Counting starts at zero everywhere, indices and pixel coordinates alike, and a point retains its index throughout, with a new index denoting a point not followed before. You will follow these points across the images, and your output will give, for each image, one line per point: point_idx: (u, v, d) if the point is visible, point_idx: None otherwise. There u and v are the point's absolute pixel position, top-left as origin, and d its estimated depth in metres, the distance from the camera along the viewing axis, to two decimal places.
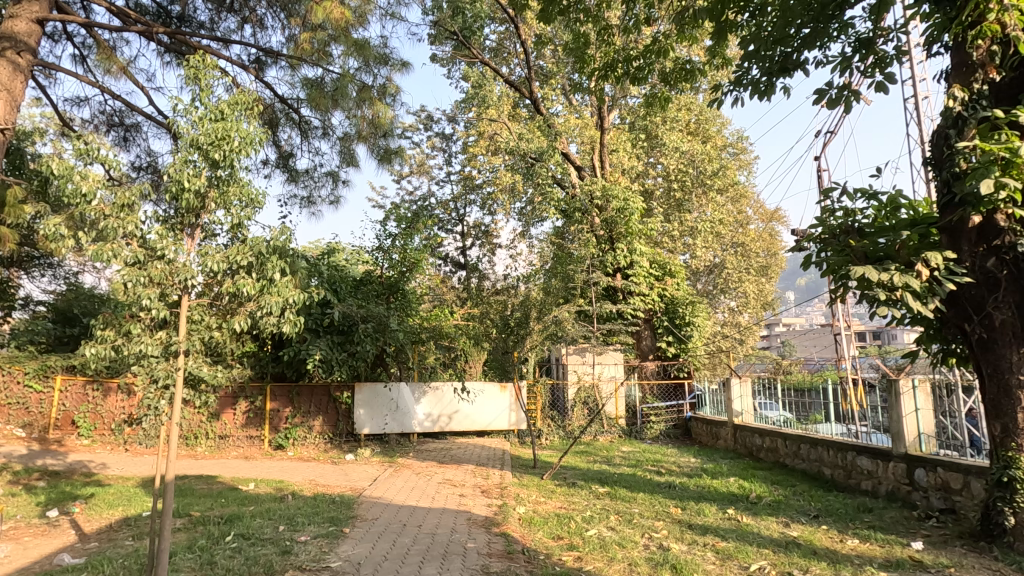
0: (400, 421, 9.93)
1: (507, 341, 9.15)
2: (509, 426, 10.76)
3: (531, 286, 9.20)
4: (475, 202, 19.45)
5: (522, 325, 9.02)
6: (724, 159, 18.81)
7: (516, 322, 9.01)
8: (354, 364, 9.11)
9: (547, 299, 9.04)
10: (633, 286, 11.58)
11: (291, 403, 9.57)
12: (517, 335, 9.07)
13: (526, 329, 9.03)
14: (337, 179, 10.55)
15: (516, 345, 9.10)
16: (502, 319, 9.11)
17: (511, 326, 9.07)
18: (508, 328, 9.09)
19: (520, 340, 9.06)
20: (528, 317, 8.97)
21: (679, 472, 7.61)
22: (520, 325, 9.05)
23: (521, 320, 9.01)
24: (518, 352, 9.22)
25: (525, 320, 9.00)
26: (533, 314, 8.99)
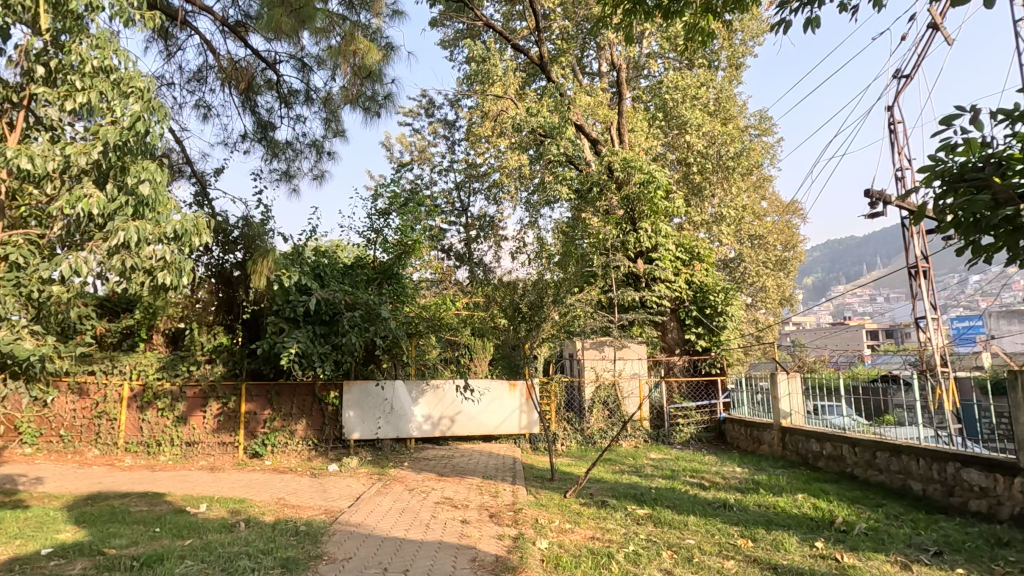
0: (394, 424, 8.72)
1: (519, 331, 7.88)
2: (519, 430, 9.32)
3: (545, 267, 7.93)
4: (479, 190, 18.24)
5: (536, 313, 7.74)
6: (748, 141, 17.52)
7: (529, 308, 7.73)
8: (340, 360, 7.85)
9: (564, 282, 7.76)
10: (658, 271, 10.30)
11: (270, 405, 8.32)
12: (530, 324, 7.80)
13: (541, 318, 7.75)
14: (321, 151, 9.34)
15: (528, 336, 7.82)
16: (512, 305, 7.84)
17: (523, 314, 7.80)
18: (520, 316, 7.80)
19: (534, 330, 7.78)
20: (542, 303, 7.69)
21: (728, 487, 6.30)
22: (534, 313, 7.77)
23: (534, 307, 7.73)
24: (531, 344, 7.93)
25: (539, 308, 7.72)
26: (549, 299, 7.69)
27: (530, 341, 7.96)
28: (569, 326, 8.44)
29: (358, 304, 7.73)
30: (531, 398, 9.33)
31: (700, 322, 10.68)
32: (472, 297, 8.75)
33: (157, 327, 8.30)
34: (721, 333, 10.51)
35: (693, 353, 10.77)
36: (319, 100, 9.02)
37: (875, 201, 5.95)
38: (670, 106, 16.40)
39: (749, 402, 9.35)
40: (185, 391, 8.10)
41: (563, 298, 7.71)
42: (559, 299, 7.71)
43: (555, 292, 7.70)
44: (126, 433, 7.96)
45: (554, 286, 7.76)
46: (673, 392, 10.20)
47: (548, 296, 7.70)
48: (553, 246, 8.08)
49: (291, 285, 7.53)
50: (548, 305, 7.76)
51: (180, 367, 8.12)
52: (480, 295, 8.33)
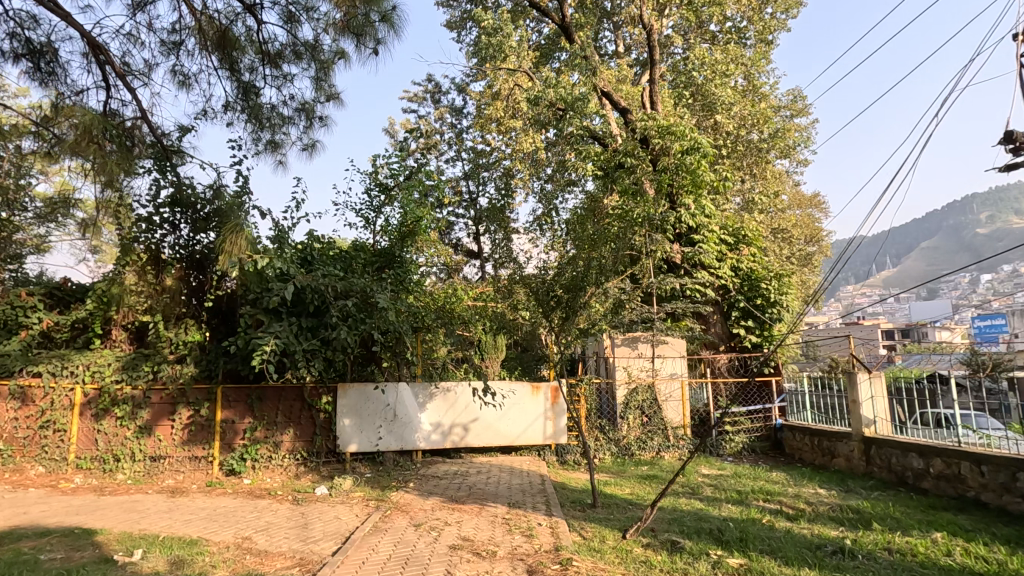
0: (397, 434, 7.43)
1: (554, 318, 6.67)
2: (544, 440, 7.95)
3: (582, 241, 6.67)
4: (489, 179, 16.95)
5: (575, 298, 6.51)
6: (782, 123, 16.08)
7: (568, 292, 6.50)
8: (332, 358, 6.56)
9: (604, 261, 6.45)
10: (702, 255, 8.93)
11: (250, 412, 7.09)
12: (568, 310, 6.61)
13: (582, 302, 6.55)
14: (311, 117, 8.05)
15: (565, 325, 6.62)
16: (547, 289, 6.61)
17: (560, 299, 6.58)
18: (557, 300, 6.59)
19: (572, 317, 6.58)
20: (581, 286, 6.45)
21: (821, 519, 4.93)
22: (572, 299, 6.55)
23: (572, 291, 6.51)
24: (566, 334, 6.70)
25: (578, 291, 6.48)
26: (587, 282, 6.43)
27: (563, 333, 6.70)
28: (605, 316, 7.14)
29: (353, 291, 6.46)
30: (557, 403, 7.97)
31: (749, 315, 9.30)
32: (488, 284, 7.43)
33: (115, 321, 7.02)
34: (774, 327, 9.11)
35: (740, 350, 9.37)
36: (311, 57, 7.79)
37: (1019, 146, 4.61)
38: (698, 83, 15.01)
39: (812, 406, 7.99)
40: (149, 396, 6.84)
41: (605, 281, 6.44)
42: (600, 282, 6.44)
43: (595, 273, 6.46)
44: (77, 446, 6.70)
45: (593, 266, 6.47)
46: (719, 395, 8.85)
47: (586, 278, 6.43)
48: (588, 220, 6.80)
49: (273, 263, 6.28)
50: (588, 289, 6.51)
51: (141, 368, 6.84)
52: (500, 281, 7.02)
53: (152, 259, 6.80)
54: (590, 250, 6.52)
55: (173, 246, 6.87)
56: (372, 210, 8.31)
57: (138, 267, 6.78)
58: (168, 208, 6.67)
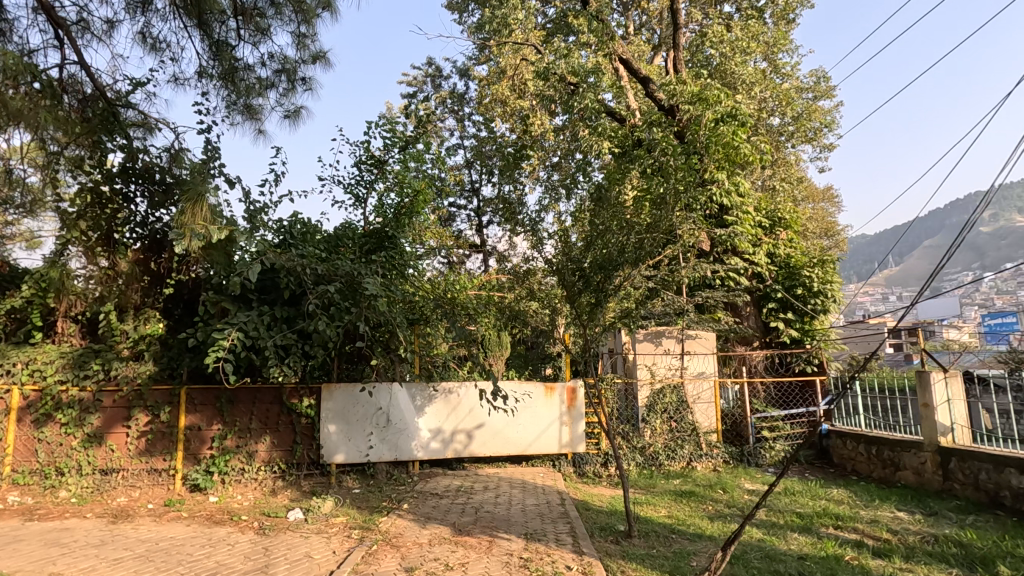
0: (391, 443, 6.49)
1: (579, 302, 5.70)
2: (559, 449, 6.93)
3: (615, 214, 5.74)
4: (493, 166, 15.91)
5: (607, 280, 5.58)
6: (806, 105, 14.99)
7: (597, 273, 5.58)
8: (313, 356, 5.58)
9: (638, 237, 5.54)
10: (737, 239, 7.89)
11: (220, 417, 6.13)
12: (597, 295, 5.65)
13: (612, 284, 5.61)
14: (293, 78, 7.05)
15: (593, 314, 5.68)
16: (572, 269, 5.67)
17: (589, 282, 5.65)
18: (584, 282, 5.66)
19: (602, 303, 5.64)
20: (614, 265, 5.52)
21: (918, 556, 3.93)
22: (602, 282, 5.61)
23: (603, 272, 5.57)
24: (594, 323, 5.76)
25: (608, 272, 5.55)
26: (622, 261, 5.51)
27: (590, 319, 5.77)
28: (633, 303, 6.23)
29: (337, 275, 5.47)
30: (574, 406, 6.96)
31: (787, 306, 8.22)
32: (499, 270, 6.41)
33: (59, 311, 6.02)
34: (817, 318, 7.96)
35: (777, 346, 8.35)
36: (293, 8, 6.78)
37: None
38: (717, 61, 13.93)
39: (866, 410, 6.98)
40: (100, 399, 5.87)
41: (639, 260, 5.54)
42: (634, 260, 5.54)
43: (631, 249, 5.53)
44: (14, 458, 5.72)
45: (627, 241, 5.52)
46: (755, 397, 7.81)
47: (619, 255, 5.49)
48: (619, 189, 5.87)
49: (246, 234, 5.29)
50: (621, 269, 5.57)
51: (91, 366, 5.86)
52: (520, 267, 6.06)
53: (102, 239, 5.80)
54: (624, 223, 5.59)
55: (127, 224, 5.85)
56: (360, 185, 7.21)
57: (85, 248, 5.78)
58: (120, 179, 5.66)
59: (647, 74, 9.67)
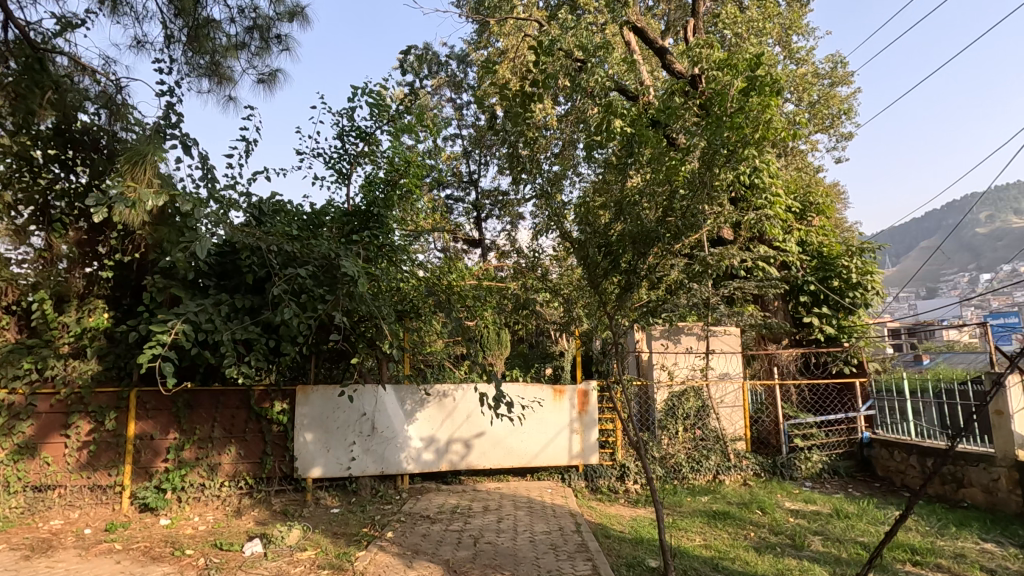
0: (377, 453, 5.65)
1: (605, 284, 4.88)
2: (570, 460, 6.08)
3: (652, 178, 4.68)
4: (492, 154, 15.02)
5: (639, 259, 4.66)
6: (823, 91, 14.18)
7: (628, 248, 4.64)
8: (282, 353, 4.72)
9: (678, 206, 4.54)
10: (767, 224, 7.03)
11: (176, 424, 5.28)
12: (628, 277, 4.78)
13: (646, 263, 4.73)
14: (267, 37, 6.18)
15: (622, 299, 4.83)
16: (598, 245, 4.75)
17: (617, 261, 4.75)
18: (611, 261, 4.75)
19: (633, 286, 4.76)
20: (650, 241, 4.56)
21: None
22: (634, 261, 4.73)
23: (634, 249, 4.64)
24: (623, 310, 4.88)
25: (642, 249, 4.61)
26: (659, 236, 4.55)
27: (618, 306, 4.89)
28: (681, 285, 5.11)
29: (310, 257, 4.62)
30: (585, 411, 6.13)
31: (821, 300, 7.37)
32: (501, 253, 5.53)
33: None
34: (855, 313, 7.10)
35: (808, 345, 7.50)
36: None
37: None
38: (730, 42, 13.08)
39: (918, 416, 6.13)
40: (34, 404, 5.00)
41: (679, 234, 4.55)
42: (672, 236, 4.56)
43: (671, 221, 4.58)
44: None
45: (664, 212, 4.58)
46: (787, 402, 6.97)
47: (652, 229, 4.53)
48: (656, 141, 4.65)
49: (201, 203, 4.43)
50: (658, 245, 4.60)
51: (21, 365, 4.98)
52: (529, 251, 5.25)
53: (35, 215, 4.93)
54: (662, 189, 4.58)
55: (67, 198, 4.99)
56: (339, 156, 6.31)
57: (14, 225, 4.89)
58: (55, 144, 4.79)
59: (663, 45, 8.82)
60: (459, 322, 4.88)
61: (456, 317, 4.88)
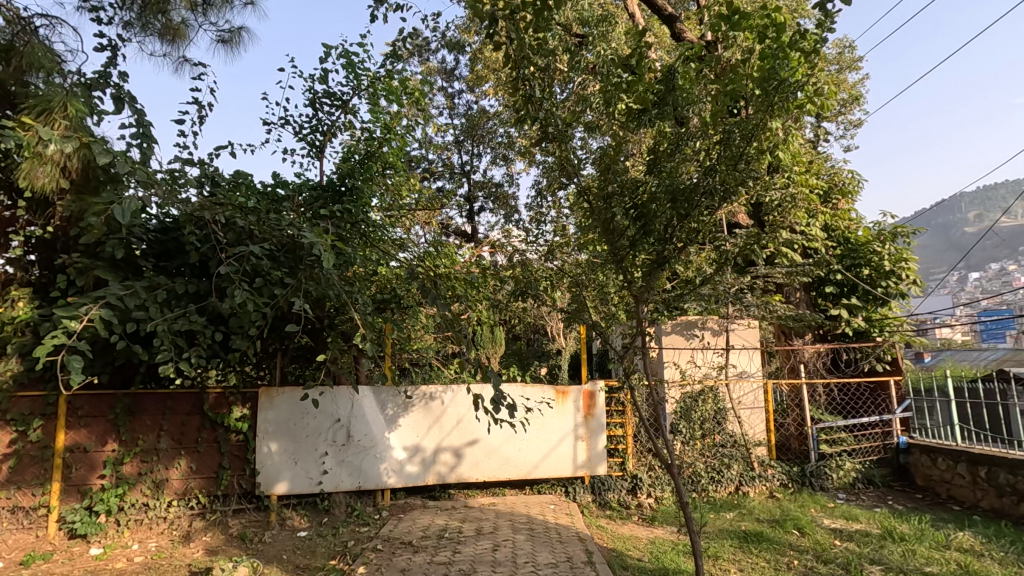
0: (353, 465, 4.91)
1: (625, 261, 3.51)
2: (574, 471, 5.35)
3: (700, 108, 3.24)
4: (486, 143, 14.18)
5: (678, 224, 3.18)
6: (833, 75, 13.49)
7: (665, 207, 3.15)
8: (234, 349, 3.94)
9: (737, 144, 3.01)
10: (791, 206, 6.32)
11: (115, 434, 4.50)
12: (662, 250, 3.30)
13: (688, 231, 3.27)
14: None
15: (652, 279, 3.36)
16: (624, 205, 3.31)
17: (650, 228, 3.27)
18: (641, 229, 3.28)
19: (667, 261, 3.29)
20: (694, 199, 3.10)
21: None
22: (670, 226, 3.24)
23: (671, 210, 3.17)
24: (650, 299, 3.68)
25: (682, 211, 3.14)
26: (709, 189, 3.07)
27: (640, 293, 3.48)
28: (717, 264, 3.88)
29: (267, 234, 3.85)
30: (592, 415, 5.42)
31: (849, 290, 6.68)
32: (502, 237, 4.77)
33: None
34: (888, 304, 6.41)
35: (834, 340, 6.81)
36: None
37: None
38: None
39: (968, 420, 5.53)
40: None
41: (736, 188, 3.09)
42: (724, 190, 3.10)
43: (726, 168, 3.08)
44: None
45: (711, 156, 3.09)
46: (814, 404, 6.28)
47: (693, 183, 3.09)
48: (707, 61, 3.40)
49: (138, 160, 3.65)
50: (706, 201, 3.12)
51: None
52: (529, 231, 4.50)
53: None
54: (712, 123, 3.06)
55: None
56: (310, 126, 5.54)
57: None
58: None
59: (672, 15, 8.06)
60: (447, 312, 4.11)
61: (443, 307, 4.13)
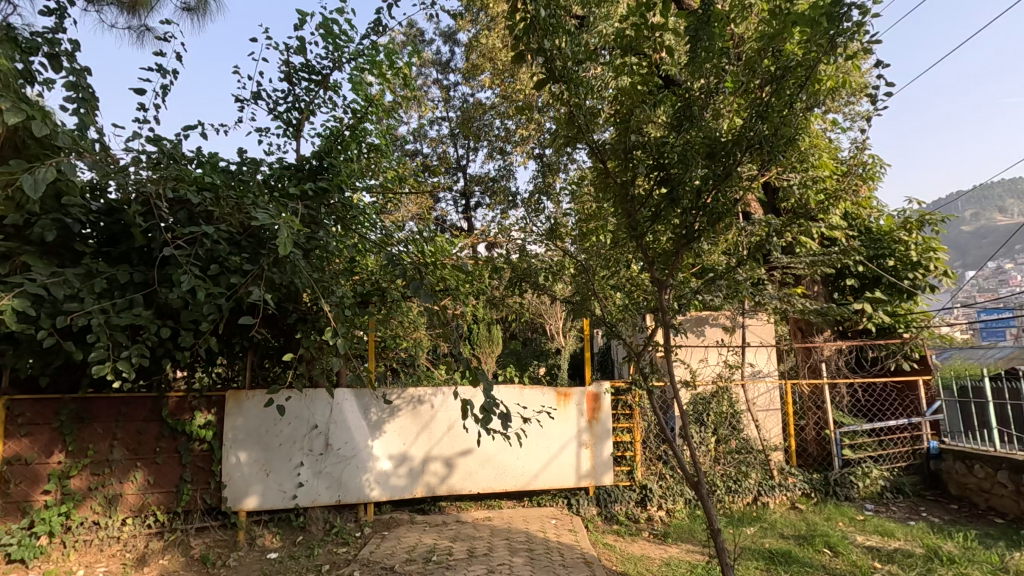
0: (332, 477, 4.41)
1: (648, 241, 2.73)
2: (578, 481, 4.86)
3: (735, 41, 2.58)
4: (482, 135, 13.63)
5: (715, 187, 2.39)
6: None
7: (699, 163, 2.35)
8: (188, 348, 3.43)
9: (799, 75, 2.21)
10: (811, 191, 5.81)
11: (61, 443, 3.99)
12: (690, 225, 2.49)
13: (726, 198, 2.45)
14: None
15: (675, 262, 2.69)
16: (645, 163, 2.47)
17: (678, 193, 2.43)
18: (667, 195, 2.46)
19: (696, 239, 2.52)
20: (738, 151, 2.31)
21: None
22: (704, 192, 2.43)
23: (707, 168, 2.37)
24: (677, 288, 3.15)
25: (719, 169, 2.36)
26: (759, 139, 2.28)
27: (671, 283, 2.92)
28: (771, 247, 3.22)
29: (225, 216, 3.33)
30: (597, 420, 4.93)
31: (871, 283, 6.19)
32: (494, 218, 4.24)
33: None
34: (915, 297, 5.92)
35: (856, 336, 6.32)
36: None
37: None
38: None
39: (1008, 423, 4.99)
40: None
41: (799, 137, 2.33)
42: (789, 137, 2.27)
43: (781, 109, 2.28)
44: None
45: (766, 94, 2.27)
46: (836, 406, 5.80)
47: (741, 134, 2.29)
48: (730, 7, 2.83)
49: (74, 129, 3.12)
50: (751, 156, 2.34)
51: None
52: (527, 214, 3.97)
53: None
54: (768, 46, 2.22)
55: None
56: (285, 102, 5.00)
57: None
58: None
59: None
60: (434, 305, 3.60)
61: (429, 299, 3.62)
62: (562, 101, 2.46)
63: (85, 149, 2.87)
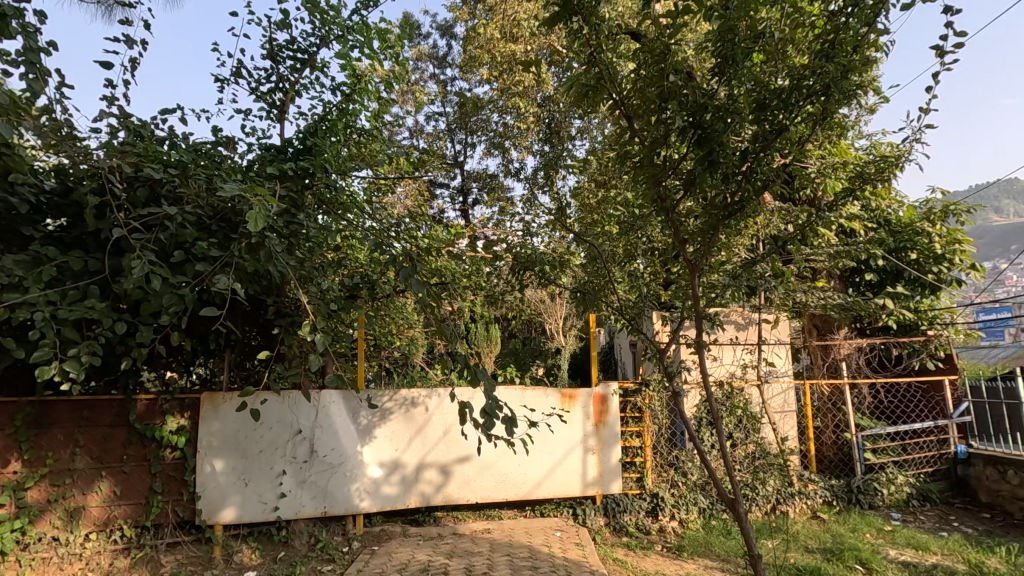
0: (317, 486, 4.05)
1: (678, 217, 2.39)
2: (584, 490, 4.50)
3: None
4: (480, 129, 13.24)
5: (760, 147, 2.10)
6: None
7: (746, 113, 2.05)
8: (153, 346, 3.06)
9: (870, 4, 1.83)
10: (831, 180, 5.45)
11: (18, 452, 3.62)
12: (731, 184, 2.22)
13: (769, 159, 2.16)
14: None
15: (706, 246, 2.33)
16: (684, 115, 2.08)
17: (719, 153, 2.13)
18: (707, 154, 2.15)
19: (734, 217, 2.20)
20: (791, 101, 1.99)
21: None
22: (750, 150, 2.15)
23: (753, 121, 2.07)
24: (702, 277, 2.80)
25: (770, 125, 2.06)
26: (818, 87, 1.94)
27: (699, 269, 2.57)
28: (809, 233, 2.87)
29: (193, 199, 2.96)
30: (604, 423, 4.58)
31: (892, 278, 5.85)
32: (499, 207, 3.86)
33: None
34: (940, 292, 5.57)
35: (875, 333, 5.96)
36: None
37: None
38: None
39: None
40: None
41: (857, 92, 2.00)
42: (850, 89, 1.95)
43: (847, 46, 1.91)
44: None
45: (826, 33, 1.92)
46: (857, 408, 5.48)
47: (797, 81, 1.96)
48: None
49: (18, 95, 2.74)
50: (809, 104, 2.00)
51: None
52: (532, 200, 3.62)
53: None
54: None
55: None
56: (269, 81, 4.63)
57: None
58: None
59: None
60: (428, 298, 3.25)
61: (422, 292, 3.26)
62: (582, 52, 2.08)
63: (28, 111, 2.48)
